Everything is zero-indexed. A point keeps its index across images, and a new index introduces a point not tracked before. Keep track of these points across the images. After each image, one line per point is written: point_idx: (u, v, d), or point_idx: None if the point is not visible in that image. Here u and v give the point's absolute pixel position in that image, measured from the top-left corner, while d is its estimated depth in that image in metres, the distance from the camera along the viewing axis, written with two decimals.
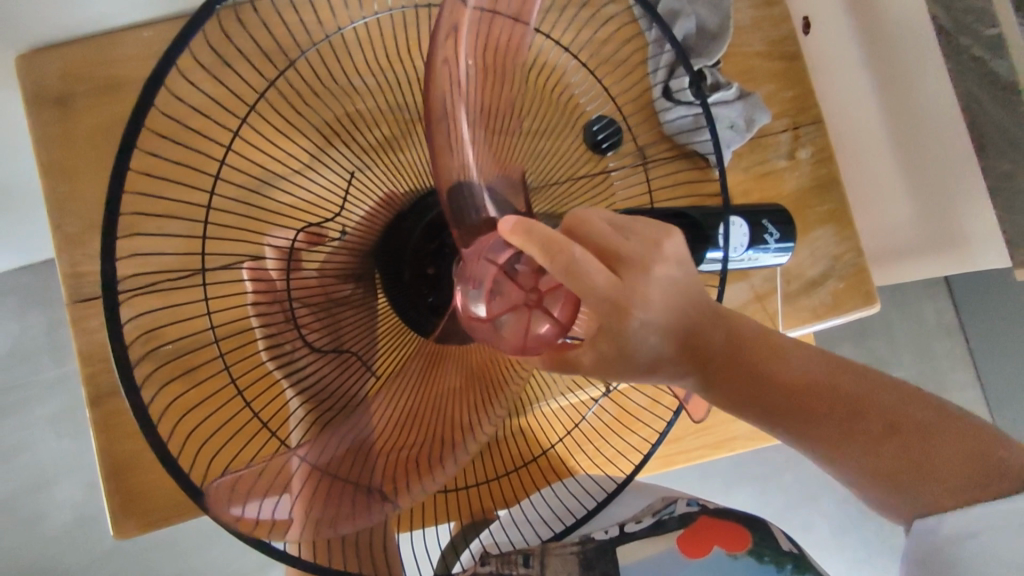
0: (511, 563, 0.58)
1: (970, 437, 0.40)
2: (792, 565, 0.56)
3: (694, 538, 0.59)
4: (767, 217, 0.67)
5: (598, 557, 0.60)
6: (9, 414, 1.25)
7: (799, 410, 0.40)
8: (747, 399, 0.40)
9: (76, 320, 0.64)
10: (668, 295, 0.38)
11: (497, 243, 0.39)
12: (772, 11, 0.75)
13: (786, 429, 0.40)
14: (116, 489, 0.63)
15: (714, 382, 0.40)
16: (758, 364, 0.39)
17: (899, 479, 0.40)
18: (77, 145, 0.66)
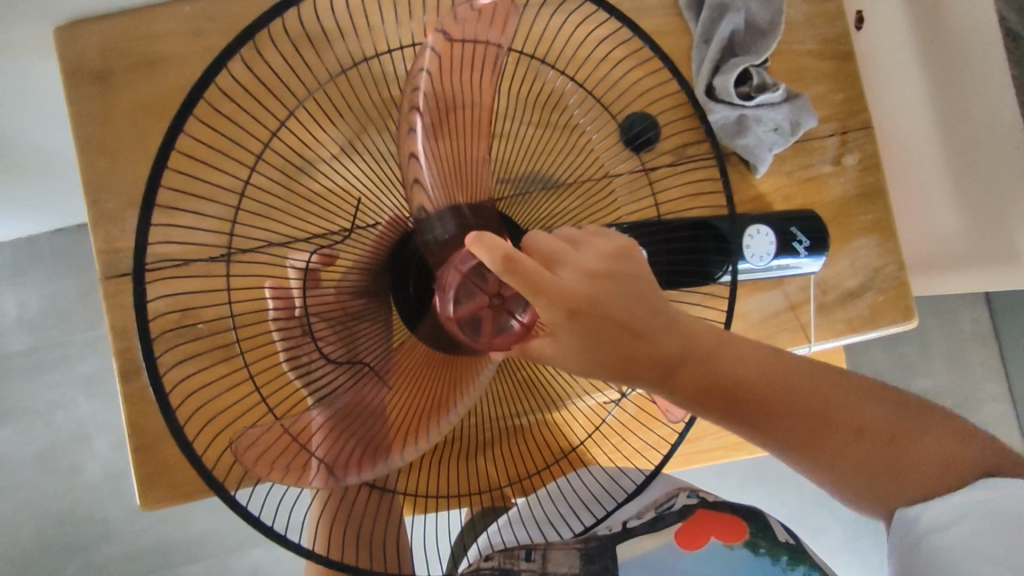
0: (514, 557, 0.56)
1: (933, 425, 0.44)
2: (788, 557, 0.55)
3: (691, 530, 0.57)
4: (797, 225, 0.65)
5: (601, 552, 0.57)
6: (47, 372, 1.31)
7: (763, 412, 0.42)
8: (713, 398, 0.41)
9: (111, 294, 0.65)
10: (626, 290, 0.40)
11: (464, 254, 0.45)
12: (826, 7, 0.72)
13: (756, 433, 0.43)
14: (144, 462, 0.64)
15: (677, 380, 0.41)
16: (716, 361, 0.41)
17: (877, 476, 0.44)
18: (114, 120, 0.66)
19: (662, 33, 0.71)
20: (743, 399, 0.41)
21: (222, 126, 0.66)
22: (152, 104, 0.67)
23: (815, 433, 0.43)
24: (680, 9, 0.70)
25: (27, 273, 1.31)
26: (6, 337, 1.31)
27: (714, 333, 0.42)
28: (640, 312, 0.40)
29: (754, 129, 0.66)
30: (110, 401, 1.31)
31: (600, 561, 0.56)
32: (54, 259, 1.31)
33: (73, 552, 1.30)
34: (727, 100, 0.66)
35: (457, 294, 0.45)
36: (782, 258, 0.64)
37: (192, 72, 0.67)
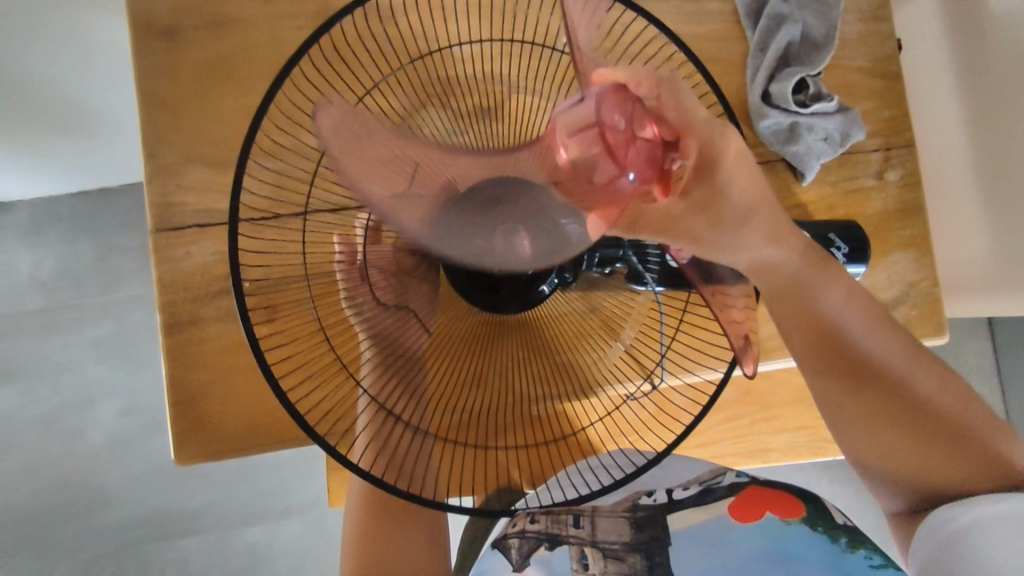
0: (562, 523, 0.61)
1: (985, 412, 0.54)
2: (846, 539, 0.57)
3: (746, 505, 0.61)
4: (835, 232, 0.68)
5: (649, 522, 0.62)
6: (58, 333, 1.30)
7: (839, 340, 0.54)
8: (805, 318, 0.54)
9: (161, 248, 0.65)
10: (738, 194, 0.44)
11: (605, 113, 0.38)
12: (878, 27, 0.74)
13: (836, 356, 0.55)
14: (182, 416, 0.64)
15: (776, 297, 0.54)
16: (814, 293, 0.53)
17: (931, 430, 0.53)
18: (177, 76, 0.67)
19: (719, 39, 0.72)
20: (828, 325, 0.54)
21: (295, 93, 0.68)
22: (217, 64, 0.67)
23: (863, 375, 0.55)
24: (739, 16, 0.72)
25: (44, 233, 1.30)
26: (20, 295, 1.30)
27: (821, 274, 0.53)
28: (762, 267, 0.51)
29: (806, 137, 0.68)
30: (118, 366, 1.30)
31: (649, 531, 0.61)
32: (72, 221, 1.29)
33: (68, 517, 1.28)
34: (781, 105, 0.69)
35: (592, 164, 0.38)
36: None
37: (259, 35, 0.68)
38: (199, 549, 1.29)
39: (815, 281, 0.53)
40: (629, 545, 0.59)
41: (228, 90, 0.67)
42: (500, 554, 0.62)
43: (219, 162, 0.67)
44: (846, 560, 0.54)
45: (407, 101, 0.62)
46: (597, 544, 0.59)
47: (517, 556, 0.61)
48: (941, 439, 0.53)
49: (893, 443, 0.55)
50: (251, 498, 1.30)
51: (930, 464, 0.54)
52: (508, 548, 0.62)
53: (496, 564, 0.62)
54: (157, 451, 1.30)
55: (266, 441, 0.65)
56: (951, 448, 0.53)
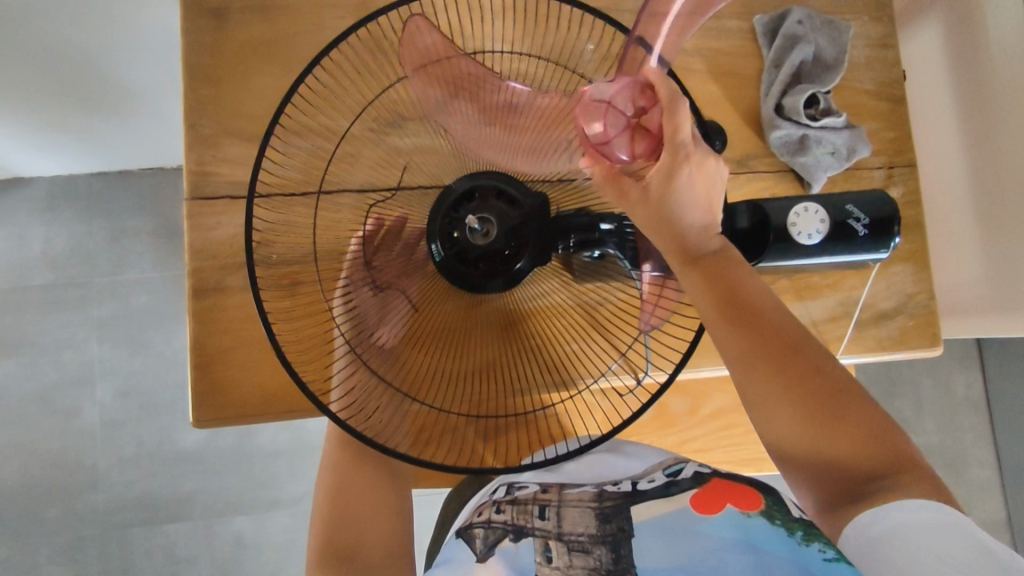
0: (527, 513, 0.60)
1: (884, 425, 0.49)
2: (802, 532, 0.50)
3: (708, 498, 0.57)
4: (854, 203, 0.67)
5: (615, 513, 0.58)
6: (63, 310, 1.30)
7: (754, 325, 0.50)
8: (721, 293, 0.50)
9: (193, 214, 0.67)
10: (690, 193, 0.48)
11: (622, 97, 0.44)
12: (885, 54, 0.79)
13: (746, 338, 0.50)
14: (201, 379, 0.66)
15: (690, 265, 0.51)
16: (728, 270, 0.51)
17: (839, 427, 0.49)
18: (224, 54, 0.70)
19: (739, 54, 0.77)
20: (743, 305, 0.50)
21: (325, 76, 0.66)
22: (262, 44, 0.70)
23: (776, 353, 0.50)
24: (756, 33, 0.77)
25: (60, 210, 1.31)
26: (29, 269, 1.31)
27: (722, 258, 0.52)
28: (686, 246, 0.51)
29: (815, 149, 0.72)
30: (118, 347, 1.30)
31: (615, 522, 0.57)
32: (89, 201, 1.31)
33: (55, 494, 1.27)
34: (795, 118, 0.73)
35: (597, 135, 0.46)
36: (841, 233, 0.66)
37: (302, 18, 0.71)
38: (185, 535, 1.28)
39: (722, 256, 0.52)
40: (594, 538, 0.55)
41: (268, 69, 0.70)
42: (464, 545, 0.60)
43: (254, 138, 0.69)
44: (802, 553, 0.48)
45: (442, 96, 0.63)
46: (561, 537, 0.56)
47: (481, 546, 0.59)
48: (849, 423, 0.49)
49: (802, 443, 0.50)
50: (242, 488, 1.29)
51: (837, 450, 0.49)
52: (472, 538, 0.60)
53: (460, 554, 0.59)
54: (151, 434, 1.29)
55: (279, 410, 0.66)
56: (863, 431, 0.49)
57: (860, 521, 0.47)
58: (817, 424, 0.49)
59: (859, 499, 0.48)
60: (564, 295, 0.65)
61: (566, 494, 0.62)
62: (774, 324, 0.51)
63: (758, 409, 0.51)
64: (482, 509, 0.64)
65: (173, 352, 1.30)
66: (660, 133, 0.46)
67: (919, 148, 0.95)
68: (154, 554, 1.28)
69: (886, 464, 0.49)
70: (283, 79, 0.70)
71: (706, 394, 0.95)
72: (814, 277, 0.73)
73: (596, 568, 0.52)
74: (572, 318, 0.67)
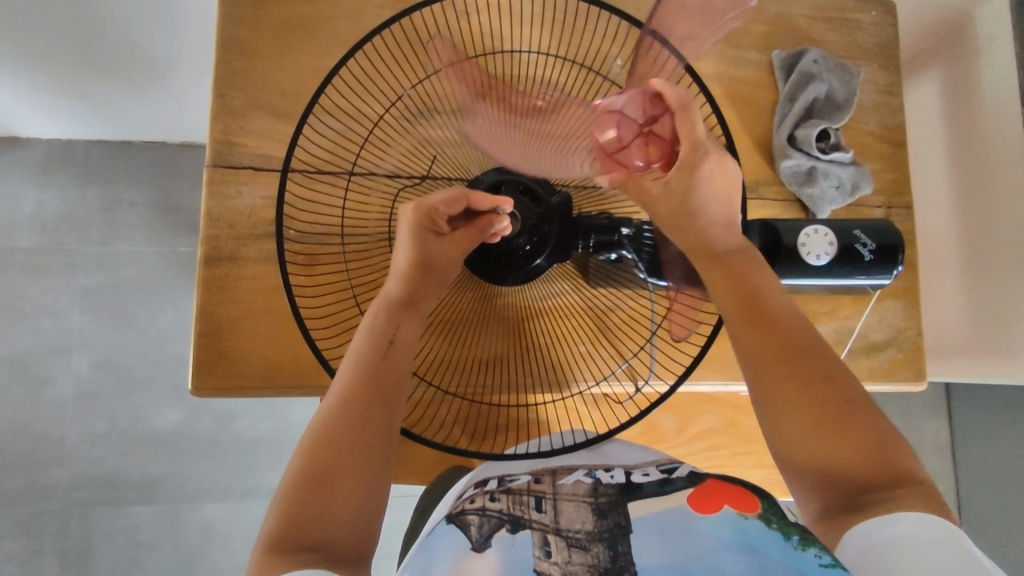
0: (523, 504, 0.56)
1: (892, 446, 0.50)
2: (799, 536, 0.48)
3: (705, 498, 0.55)
4: (861, 230, 0.70)
5: (611, 509, 0.56)
6: (48, 276, 1.27)
7: (763, 317, 0.55)
8: (734, 284, 0.56)
9: (215, 182, 0.67)
10: (710, 181, 0.55)
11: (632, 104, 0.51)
12: (890, 100, 0.83)
13: (752, 324, 0.55)
14: (204, 346, 0.65)
15: (709, 261, 0.57)
16: (748, 271, 0.57)
17: (835, 426, 0.50)
18: (261, 28, 0.71)
19: (755, 85, 0.80)
20: (756, 298, 0.55)
21: (367, 64, 0.68)
22: (300, 23, 0.71)
23: (784, 354, 0.53)
24: (774, 67, 0.80)
25: (55, 174, 1.27)
26: (15, 232, 1.27)
27: (748, 262, 0.58)
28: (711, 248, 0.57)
29: (822, 181, 0.76)
30: (101, 318, 1.27)
31: (612, 517, 0.54)
32: (86, 167, 1.28)
33: (18, 465, 1.23)
34: (806, 149, 0.76)
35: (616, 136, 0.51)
36: (848, 256, 0.69)
37: (343, 3, 0.72)
38: (150, 519, 1.25)
39: (745, 259, 0.58)
40: (592, 534, 0.52)
41: (305, 49, 0.71)
42: (455, 530, 0.53)
43: (284, 113, 0.70)
44: (795, 557, 0.46)
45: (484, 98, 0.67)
46: (560, 533, 0.52)
47: (477, 534, 0.52)
48: (853, 431, 0.50)
49: (797, 439, 0.51)
50: (216, 473, 1.26)
51: (832, 454, 0.50)
52: (465, 524, 0.53)
53: (446, 543, 0.52)
54: (126, 411, 1.26)
55: (283, 382, 0.66)
56: (864, 441, 0.50)
57: (863, 529, 0.46)
58: (818, 426, 0.50)
59: (859, 506, 0.48)
60: (575, 296, 0.68)
61: (561, 487, 0.59)
62: (783, 325, 0.55)
63: (767, 409, 0.53)
64: (474, 495, 0.58)
65: (158, 329, 1.28)
66: (670, 135, 0.53)
67: (915, 193, 0.99)
68: (115, 536, 1.24)
69: (886, 477, 0.48)
70: (317, 60, 0.71)
71: (696, 414, 0.96)
72: (811, 303, 0.76)
73: (595, 566, 0.49)
74: (580, 320, 0.70)
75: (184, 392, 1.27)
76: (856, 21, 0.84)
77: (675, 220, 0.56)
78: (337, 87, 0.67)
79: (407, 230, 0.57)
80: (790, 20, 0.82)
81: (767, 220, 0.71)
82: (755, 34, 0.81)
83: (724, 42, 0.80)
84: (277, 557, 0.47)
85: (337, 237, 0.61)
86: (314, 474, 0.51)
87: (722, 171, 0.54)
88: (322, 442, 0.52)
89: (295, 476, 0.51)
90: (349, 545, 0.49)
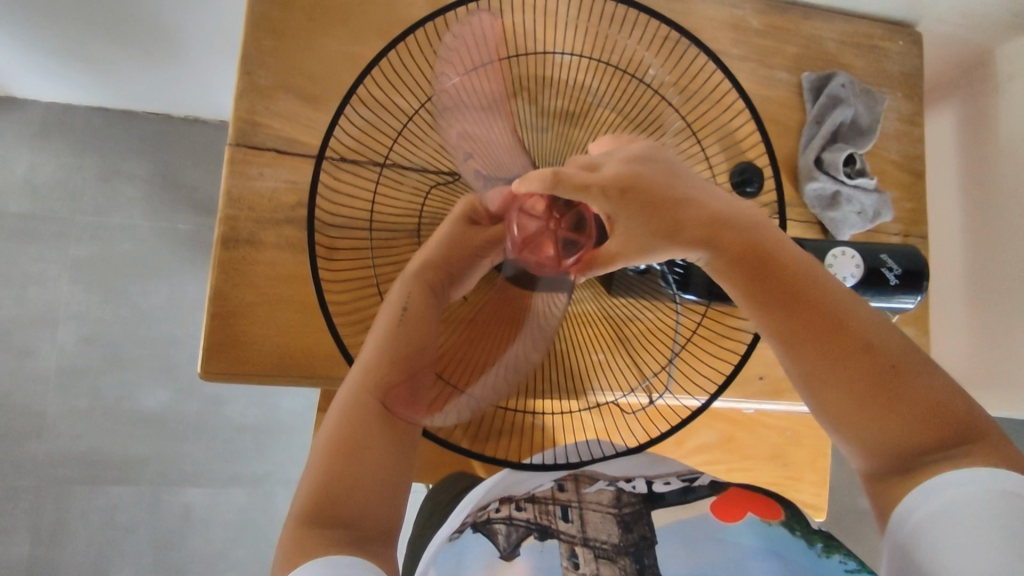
0: (550, 514, 0.57)
1: (953, 405, 0.49)
2: (823, 544, 0.54)
3: (728, 506, 0.58)
4: (887, 254, 0.71)
5: (635, 521, 0.57)
6: (37, 244, 1.23)
7: (796, 304, 0.52)
8: (758, 275, 0.52)
9: (237, 163, 0.66)
10: (689, 188, 0.53)
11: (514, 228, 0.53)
12: (913, 130, 0.84)
13: (788, 316, 0.52)
14: (216, 330, 0.64)
15: (725, 249, 0.52)
16: (772, 254, 0.52)
17: (886, 404, 0.50)
18: (293, 8, 0.69)
19: (784, 105, 0.81)
20: (789, 288, 0.52)
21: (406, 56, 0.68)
22: (333, 7, 0.69)
23: (825, 329, 0.51)
24: (802, 89, 0.81)
25: (50, 138, 1.22)
26: (4, 196, 1.21)
27: (774, 239, 0.53)
28: (724, 230, 0.52)
29: (845, 207, 0.76)
30: (91, 291, 1.23)
31: (637, 530, 0.56)
32: (81, 134, 1.23)
33: None
34: (832, 173, 0.77)
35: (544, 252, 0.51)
36: (871, 281, 0.70)
37: None
38: (130, 500, 1.21)
39: (749, 226, 0.53)
40: (618, 547, 0.54)
41: (336, 33, 0.69)
42: (482, 540, 0.54)
43: (312, 98, 0.68)
44: (823, 565, 0.51)
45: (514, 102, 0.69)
46: (587, 543, 0.54)
47: (505, 544, 0.54)
48: (905, 400, 0.49)
49: (845, 423, 0.52)
50: (202, 457, 1.24)
51: (887, 428, 0.50)
52: (493, 534, 0.55)
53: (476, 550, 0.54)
54: (111, 389, 1.22)
55: (295, 373, 0.65)
56: (920, 411, 0.49)
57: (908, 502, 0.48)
58: (865, 407, 0.50)
59: (912, 470, 0.49)
60: (593, 303, 0.67)
61: (585, 495, 0.60)
62: (819, 296, 0.52)
63: (808, 388, 0.53)
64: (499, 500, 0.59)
65: (149, 307, 1.24)
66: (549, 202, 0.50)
67: (929, 221, 0.99)
68: (92, 516, 1.20)
69: (949, 440, 0.48)
70: (349, 46, 0.69)
71: (696, 428, 0.95)
72: None
73: None
74: (596, 327, 0.68)
75: (173, 372, 1.24)
76: (884, 49, 0.85)
77: (641, 212, 0.50)
78: (372, 79, 0.67)
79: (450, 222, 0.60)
80: (820, 43, 0.83)
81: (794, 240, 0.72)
82: (785, 55, 0.81)
83: (756, 61, 0.81)
84: (308, 529, 0.52)
85: (367, 230, 0.61)
86: (344, 444, 0.56)
87: (648, 163, 0.52)
88: (349, 418, 0.56)
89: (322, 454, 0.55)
90: (375, 520, 0.55)
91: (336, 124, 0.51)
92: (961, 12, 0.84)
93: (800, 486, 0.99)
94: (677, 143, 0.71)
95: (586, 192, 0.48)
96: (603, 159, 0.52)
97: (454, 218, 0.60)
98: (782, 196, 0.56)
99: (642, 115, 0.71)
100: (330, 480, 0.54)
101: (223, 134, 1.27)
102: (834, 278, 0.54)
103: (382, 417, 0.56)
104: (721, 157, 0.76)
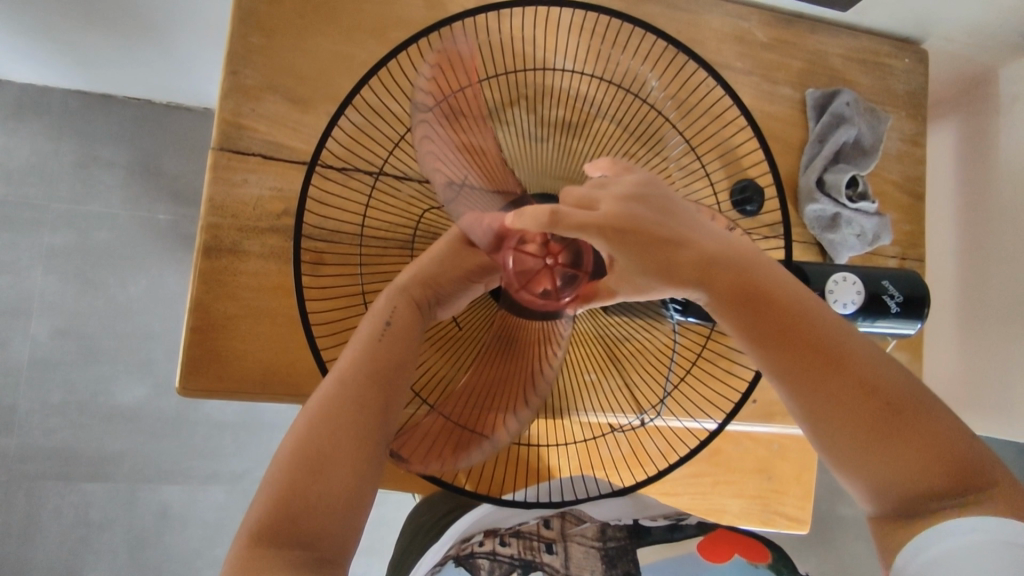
0: (535, 548, 0.60)
1: (955, 446, 0.46)
2: None
3: (714, 547, 0.60)
4: (890, 280, 0.70)
5: (620, 556, 0.60)
6: (7, 231, 1.17)
7: (791, 337, 0.49)
8: (751, 310, 0.49)
9: (220, 169, 0.63)
10: (691, 224, 0.49)
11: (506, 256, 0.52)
12: (915, 151, 0.83)
13: (783, 350, 0.49)
14: (196, 343, 0.61)
15: (717, 285, 0.49)
16: (764, 287, 0.49)
17: (886, 444, 0.47)
18: (281, 3, 0.65)
19: (787, 122, 0.79)
20: (785, 322, 0.49)
21: (404, 66, 0.65)
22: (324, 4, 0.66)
23: (820, 364, 0.48)
24: (806, 106, 0.79)
25: (24, 121, 1.17)
26: None
27: (766, 271, 0.50)
28: (717, 262, 0.49)
29: (845, 229, 0.76)
30: (65, 282, 1.19)
31: (621, 565, 0.59)
32: (57, 117, 1.18)
33: None
34: (833, 195, 0.76)
35: (536, 283, 0.53)
36: (871, 306, 0.69)
37: None
38: (104, 497, 1.18)
39: (740, 260, 0.49)
40: None
41: (328, 32, 0.66)
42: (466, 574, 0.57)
43: (301, 101, 0.65)
44: None
45: (508, 113, 0.68)
46: None
47: None
48: (904, 440, 0.46)
49: (840, 461, 0.49)
50: (180, 455, 1.21)
51: (885, 469, 0.47)
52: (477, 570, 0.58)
53: None
54: (85, 383, 1.18)
55: (279, 390, 0.63)
56: (920, 451, 0.46)
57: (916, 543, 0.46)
58: (862, 445, 0.47)
59: (911, 512, 0.47)
60: (589, 324, 0.65)
61: (570, 530, 0.63)
62: (815, 330, 0.49)
63: (808, 422, 0.49)
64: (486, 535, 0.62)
65: (126, 299, 1.20)
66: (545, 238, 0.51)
67: (925, 242, 0.98)
68: (64, 513, 1.17)
69: (953, 481, 0.46)
70: (341, 46, 0.66)
71: None
72: None
73: None
74: (592, 349, 0.67)
75: (150, 367, 1.20)
76: (889, 66, 0.83)
77: (638, 254, 0.47)
78: (373, 86, 0.64)
79: (447, 239, 0.57)
80: (825, 58, 0.81)
81: (795, 262, 0.71)
82: (790, 69, 0.79)
83: (760, 74, 0.79)
84: (262, 551, 0.45)
85: (357, 241, 0.59)
86: (311, 457, 0.48)
87: (643, 201, 0.48)
88: (320, 429, 0.50)
89: (288, 463, 0.48)
90: (336, 543, 0.47)
91: (325, 141, 0.49)
92: (968, 31, 0.82)
93: (783, 500, 0.91)
94: (677, 160, 0.69)
95: (582, 232, 0.45)
96: (598, 193, 0.47)
97: (450, 236, 0.57)
98: (790, 224, 0.53)
99: (643, 130, 0.69)
100: (290, 497, 0.47)
101: (205, 123, 1.22)
102: (832, 311, 0.51)
103: (359, 429, 0.50)
104: (721, 174, 0.74)
